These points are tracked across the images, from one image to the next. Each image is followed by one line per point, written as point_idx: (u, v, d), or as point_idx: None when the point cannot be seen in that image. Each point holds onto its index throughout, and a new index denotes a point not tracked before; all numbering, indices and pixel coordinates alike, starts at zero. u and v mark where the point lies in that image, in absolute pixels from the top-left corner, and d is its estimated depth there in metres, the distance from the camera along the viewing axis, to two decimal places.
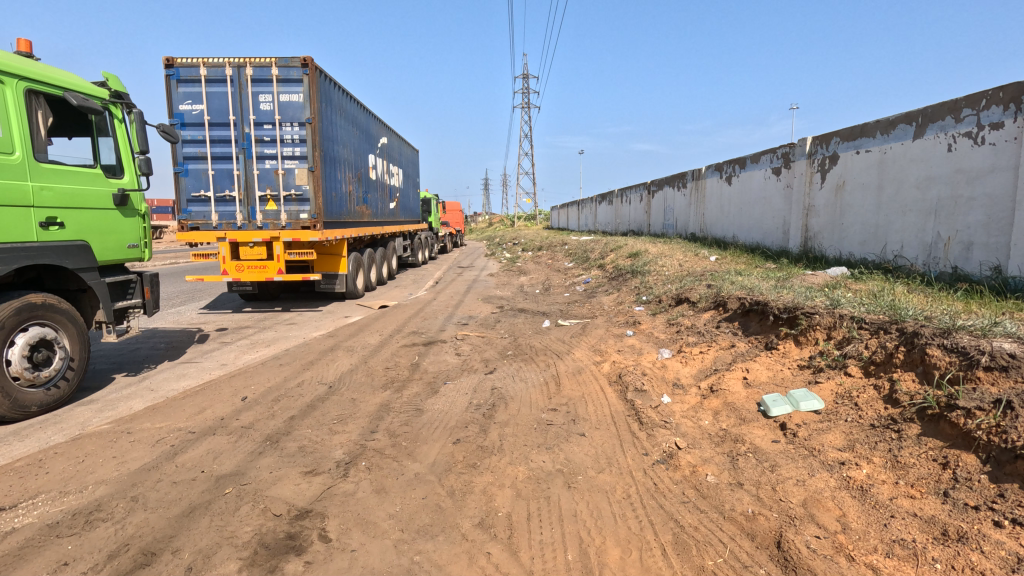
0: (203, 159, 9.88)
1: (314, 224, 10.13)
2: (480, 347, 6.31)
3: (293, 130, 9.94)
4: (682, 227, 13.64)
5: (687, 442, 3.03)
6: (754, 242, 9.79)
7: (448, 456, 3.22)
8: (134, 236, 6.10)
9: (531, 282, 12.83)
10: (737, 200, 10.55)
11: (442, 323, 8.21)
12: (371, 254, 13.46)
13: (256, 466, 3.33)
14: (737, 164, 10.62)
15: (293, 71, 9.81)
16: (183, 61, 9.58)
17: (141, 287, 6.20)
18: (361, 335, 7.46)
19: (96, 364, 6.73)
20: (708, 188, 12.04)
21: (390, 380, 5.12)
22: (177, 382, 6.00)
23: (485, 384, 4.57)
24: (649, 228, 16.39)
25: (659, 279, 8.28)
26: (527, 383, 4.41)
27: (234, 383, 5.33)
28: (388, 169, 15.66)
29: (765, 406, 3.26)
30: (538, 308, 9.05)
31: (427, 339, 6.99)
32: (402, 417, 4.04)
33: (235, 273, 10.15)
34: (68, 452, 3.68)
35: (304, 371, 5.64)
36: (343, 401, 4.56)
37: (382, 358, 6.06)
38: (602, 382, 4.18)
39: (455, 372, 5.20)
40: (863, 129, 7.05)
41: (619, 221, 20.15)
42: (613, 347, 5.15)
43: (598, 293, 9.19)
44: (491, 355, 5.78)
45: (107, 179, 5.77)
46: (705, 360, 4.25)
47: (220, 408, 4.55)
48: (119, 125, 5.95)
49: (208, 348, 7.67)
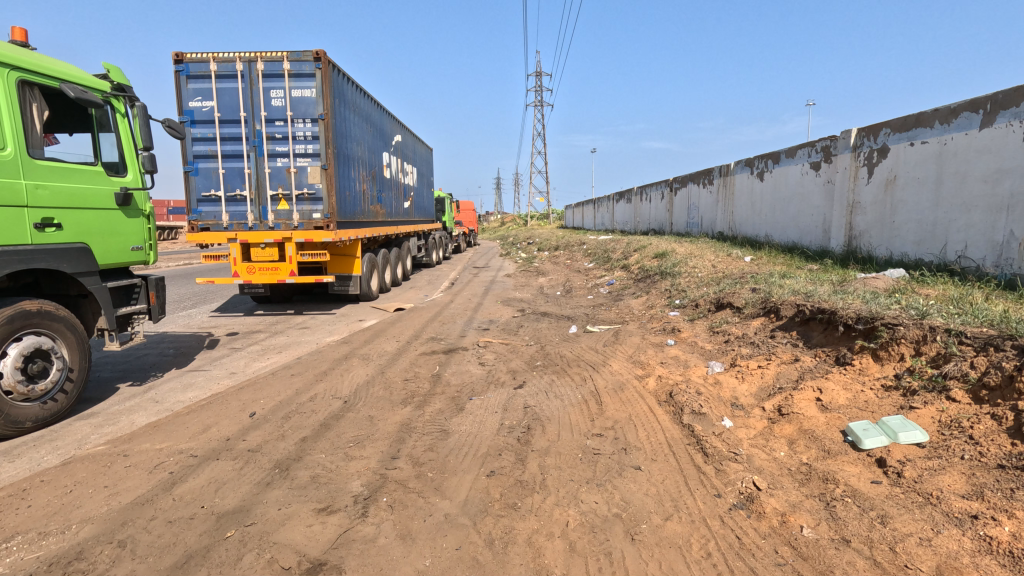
0: (214, 157, 9.56)
1: (327, 224, 9.75)
2: (506, 356, 5.86)
3: (305, 127, 9.57)
4: (708, 226, 13.09)
5: (767, 482, 2.56)
6: (791, 241, 9.24)
7: (482, 493, 2.78)
8: (138, 238, 5.75)
9: (550, 283, 12.36)
10: (771, 197, 10.00)
11: (462, 328, 7.78)
12: (385, 255, 13.09)
13: (263, 501, 2.92)
14: (770, 159, 10.08)
15: (305, 65, 9.45)
16: (192, 56, 9.25)
17: (146, 291, 5.83)
18: (378, 341, 7.04)
19: (101, 372, 6.41)
20: (737, 185, 11.48)
21: (411, 394, 4.70)
22: (184, 393, 5.64)
23: (516, 401, 4.12)
24: (672, 226, 15.84)
25: (692, 282, 7.77)
26: (564, 401, 3.96)
27: (243, 396, 4.95)
28: (402, 167, 15.30)
29: (854, 437, 2.77)
30: (562, 312, 8.58)
31: (447, 347, 6.56)
32: (426, 441, 3.61)
33: (247, 275, 9.79)
34: (56, 479, 3.31)
35: (318, 382, 5.24)
36: (360, 420, 4.14)
37: (400, 368, 5.64)
38: (649, 400, 3.72)
39: (481, 386, 4.77)
40: (918, 118, 6.49)
41: (638, 220, 19.58)
42: (655, 358, 4.68)
43: (625, 296, 8.71)
44: (519, 366, 5.33)
45: (110, 178, 5.41)
46: (766, 377, 3.76)
47: (226, 426, 4.16)
48: (121, 120, 5.59)
49: (218, 355, 7.32)
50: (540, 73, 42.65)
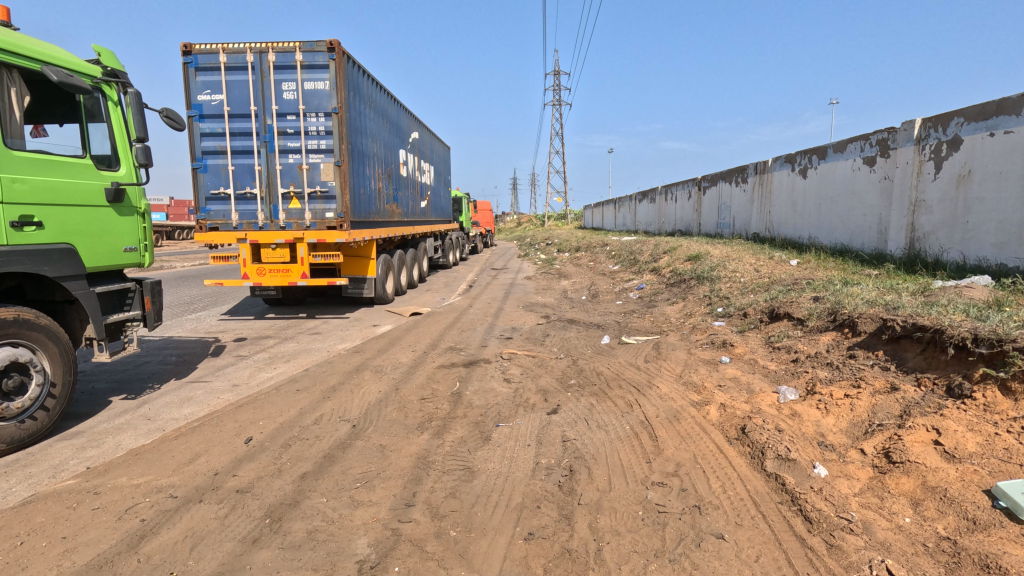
0: (223, 153, 9.11)
1: (341, 223, 9.22)
2: (533, 372, 5.25)
3: (318, 121, 9.07)
4: (742, 226, 12.35)
5: (905, 571, 1.92)
6: (839, 243, 8.49)
7: (520, 566, 2.17)
8: (131, 239, 5.26)
9: (574, 287, 11.70)
10: (816, 195, 9.24)
11: (484, 336, 7.21)
12: (400, 256, 12.57)
13: (246, 568, 2.35)
14: (815, 155, 9.33)
15: (318, 56, 8.94)
16: (201, 47, 8.80)
17: (141, 296, 5.34)
18: (392, 351, 6.48)
19: (96, 383, 5.95)
20: (776, 183, 10.71)
21: (429, 418, 4.11)
22: (179, 409, 5.13)
23: (551, 432, 3.50)
24: (700, 227, 15.08)
25: (735, 288, 7.08)
26: (610, 433, 3.34)
27: (243, 416, 4.43)
28: (419, 166, 14.76)
29: (1010, 503, 2.11)
30: (590, 319, 7.94)
31: (468, 359, 5.96)
32: (447, 483, 3.01)
33: (256, 277, 9.33)
34: (8, 526, 2.78)
35: (325, 400, 4.70)
36: (370, 451, 3.57)
37: (416, 384, 5.06)
38: (716, 436, 3.07)
39: (507, 410, 4.17)
40: (1000, 105, 5.73)
41: (663, 220, 18.81)
42: (710, 379, 4.03)
43: (658, 303, 8.05)
44: (550, 384, 4.71)
45: (100, 172, 4.93)
46: (858, 411, 3.10)
47: (217, 456, 3.62)
48: (114, 108, 5.10)
49: (223, 364, 6.83)
50: (559, 72, 42.04)
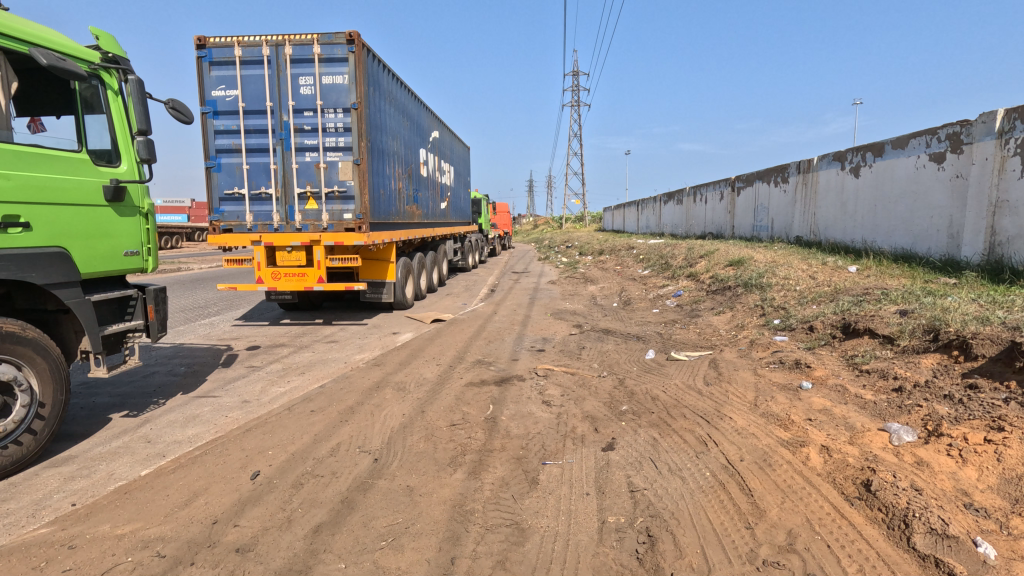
0: (237, 152, 8.68)
1: (359, 225, 8.71)
2: (575, 393, 4.66)
3: (336, 117, 8.58)
4: (782, 229, 11.63)
5: None
6: (901, 247, 7.76)
7: None
8: (132, 241, 4.79)
9: (603, 292, 11.07)
10: (871, 195, 8.51)
11: (514, 348, 6.63)
12: (420, 259, 12.06)
13: None
14: (870, 152, 8.60)
15: (337, 48, 8.45)
16: (216, 41, 8.40)
17: (143, 305, 4.87)
18: (415, 364, 5.93)
19: (97, 398, 5.49)
20: (823, 182, 9.99)
21: (462, 452, 3.55)
22: (182, 431, 4.65)
23: (613, 477, 2.91)
24: (734, 229, 14.38)
25: (791, 298, 6.42)
26: (689, 480, 2.74)
27: (251, 442, 3.91)
28: (439, 166, 14.26)
29: None
30: (628, 330, 7.31)
31: (499, 375, 5.39)
32: (492, 546, 2.43)
33: (271, 282, 8.89)
34: None
35: (344, 424, 4.17)
36: (397, 495, 3.01)
37: (444, 405, 4.50)
38: (829, 492, 2.45)
39: (554, 444, 3.58)
40: None
41: (691, 223, 18.10)
42: (796, 411, 3.40)
43: (702, 312, 7.39)
44: (598, 410, 4.11)
45: (99, 168, 4.48)
46: (1009, 462, 2.45)
47: (218, 497, 3.09)
48: (114, 98, 4.65)
49: (234, 376, 6.37)
50: (578, 72, 41.48)
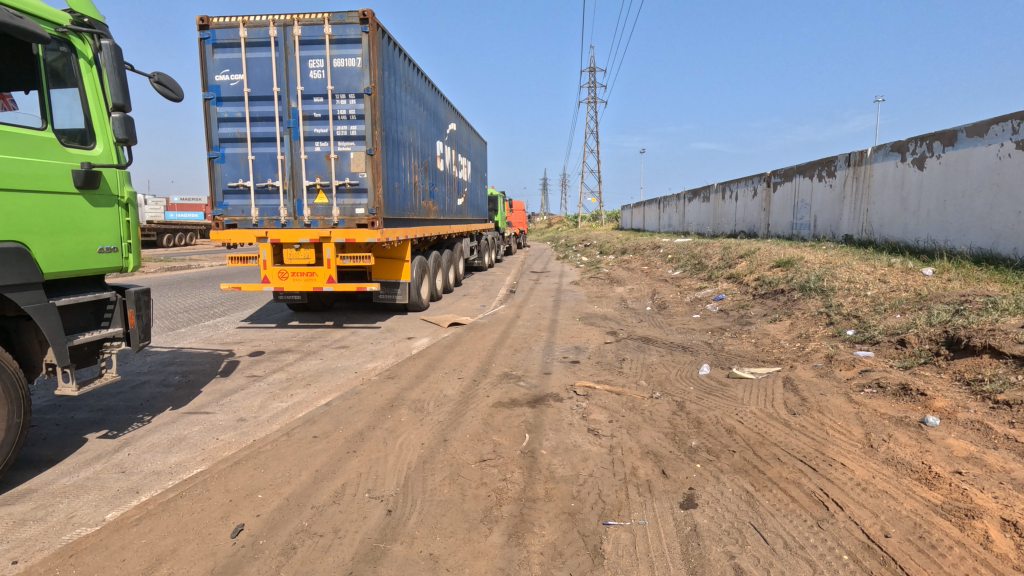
0: (242, 141, 8.04)
1: (372, 220, 8.02)
2: (626, 418, 3.91)
3: (349, 103, 7.89)
4: (827, 227, 10.75)
5: None
6: (978, 247, 6.89)
7: None
8: (110, 236, 4.14)
9: (633, 294, 10.27)
10: (940, 189, 7.63)
11: (544, 359, 5.90)
12: (435, 257, 11.37)
13: None
14: (938, 140, 7.72)
15: (349, 29, 7.75)
16: (219, 21, 7.78)
17: (123, 310, 4.23)
18: (433, 377, 5.21)
19: (76, 414, 4.85)
20: (878, 175, 9.10)
21: (497, 503, 2.81)
22: (164, 458, 3.98)
23: (709, 557, 2.15)
24: (770, 227, 13.49)
25: (864, 305, 5.61)
26: (824, 569, 1.98)
27: (238, 480, 3.21)
28: (456, 160, 13.55)
29: None
30: (670, 339, 6.51)
31: (531, 394, 4.64)
32: None
33: (279, 281, 8.24)
34: None
35: (351, 457, 3.45)
36: (417, 570, 2.29)
37: (470, 433, 3.77)
38: None
39: (614, 493, 2.83)
40: None
41: (720, 221, 17.22)
42: (935, 460, 2.61)
43: (754, 320, 6.56)
44: (661, 444, 3.35)
45: (70, 149, 3.82)
46: None
47: (186, 565, 2.39)
48: (88, 68, 3.99)
49: (232, 387, 5.70)
50: (595, 69, 40.69)
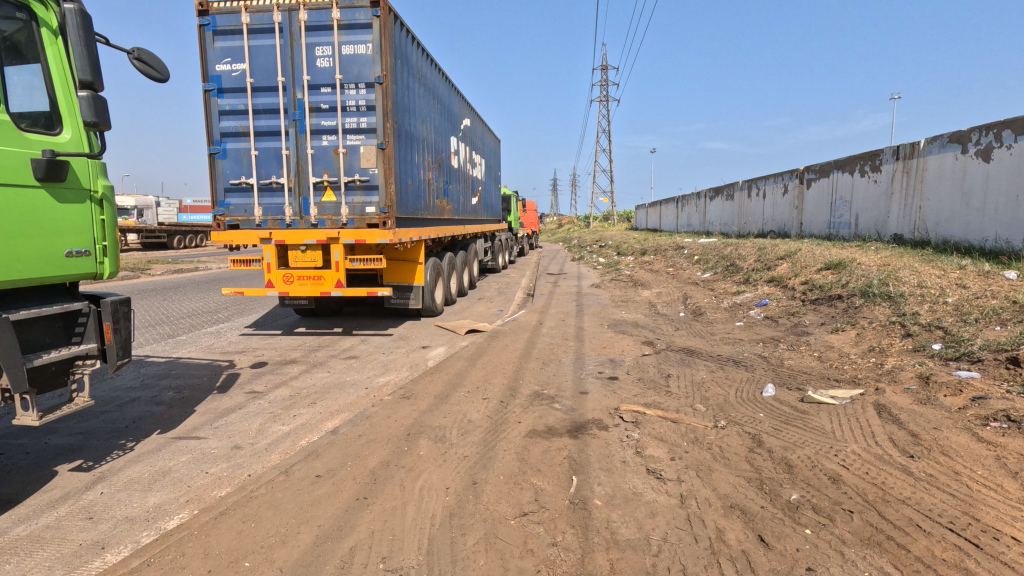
0: (245, 135, 7.46)
1: (384, 220, 7.41)
2: (692, 456, 3.22)
3: (358, 94, 7.27)
4: (872, 225, 9.98)
5: None
6: None
7: None
8: (82, 237, 3.55)
9: (663, 299, 9.56)
10: (1012, 183, 6.87)
11: (577, 375, 5.21)
12: (449, 259, 10.72)
13: None
14: (1006, 129, 6.96)
15: (359, 13, 7.13)
16: (219, 6, 7.19)
17: (97, 323, 3.64)
18: (455, 398, 4.55)
19: (50, 440, 4.25)
20: (933, 168, 8.33)
21: None
22: (143, 498, 3.36)
23: None
24: (804, 226, 12.71)
25: (949, 314, 4.87)
26: None
27: (221, 540, 2.58)
28: (470, 157, 12.90)
29: None
30: (716, 351, 5.81)
31: (570, 420, 3.97)
32: None
33: (282, 286, 7.60)
34: None
35: (360, 508, 2.81)
36: None
37: (505, 474, 3.11)
38: None
39: (704, 572, 2.15)
40: None
41: (746, 220, 16.44)
42: None
43: (811, 330, 5.85)
44: (748, 496, 2.67)
45: (31, 136, 3.23)
46: None
47: None
48: (53, 39, 3.40)
49: (229, 406, 5.08)
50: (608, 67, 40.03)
